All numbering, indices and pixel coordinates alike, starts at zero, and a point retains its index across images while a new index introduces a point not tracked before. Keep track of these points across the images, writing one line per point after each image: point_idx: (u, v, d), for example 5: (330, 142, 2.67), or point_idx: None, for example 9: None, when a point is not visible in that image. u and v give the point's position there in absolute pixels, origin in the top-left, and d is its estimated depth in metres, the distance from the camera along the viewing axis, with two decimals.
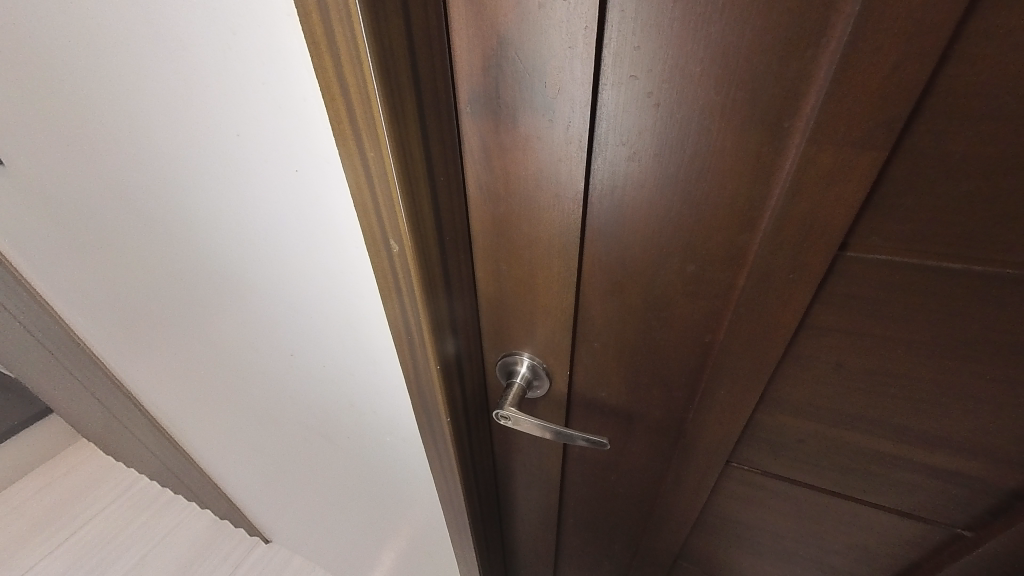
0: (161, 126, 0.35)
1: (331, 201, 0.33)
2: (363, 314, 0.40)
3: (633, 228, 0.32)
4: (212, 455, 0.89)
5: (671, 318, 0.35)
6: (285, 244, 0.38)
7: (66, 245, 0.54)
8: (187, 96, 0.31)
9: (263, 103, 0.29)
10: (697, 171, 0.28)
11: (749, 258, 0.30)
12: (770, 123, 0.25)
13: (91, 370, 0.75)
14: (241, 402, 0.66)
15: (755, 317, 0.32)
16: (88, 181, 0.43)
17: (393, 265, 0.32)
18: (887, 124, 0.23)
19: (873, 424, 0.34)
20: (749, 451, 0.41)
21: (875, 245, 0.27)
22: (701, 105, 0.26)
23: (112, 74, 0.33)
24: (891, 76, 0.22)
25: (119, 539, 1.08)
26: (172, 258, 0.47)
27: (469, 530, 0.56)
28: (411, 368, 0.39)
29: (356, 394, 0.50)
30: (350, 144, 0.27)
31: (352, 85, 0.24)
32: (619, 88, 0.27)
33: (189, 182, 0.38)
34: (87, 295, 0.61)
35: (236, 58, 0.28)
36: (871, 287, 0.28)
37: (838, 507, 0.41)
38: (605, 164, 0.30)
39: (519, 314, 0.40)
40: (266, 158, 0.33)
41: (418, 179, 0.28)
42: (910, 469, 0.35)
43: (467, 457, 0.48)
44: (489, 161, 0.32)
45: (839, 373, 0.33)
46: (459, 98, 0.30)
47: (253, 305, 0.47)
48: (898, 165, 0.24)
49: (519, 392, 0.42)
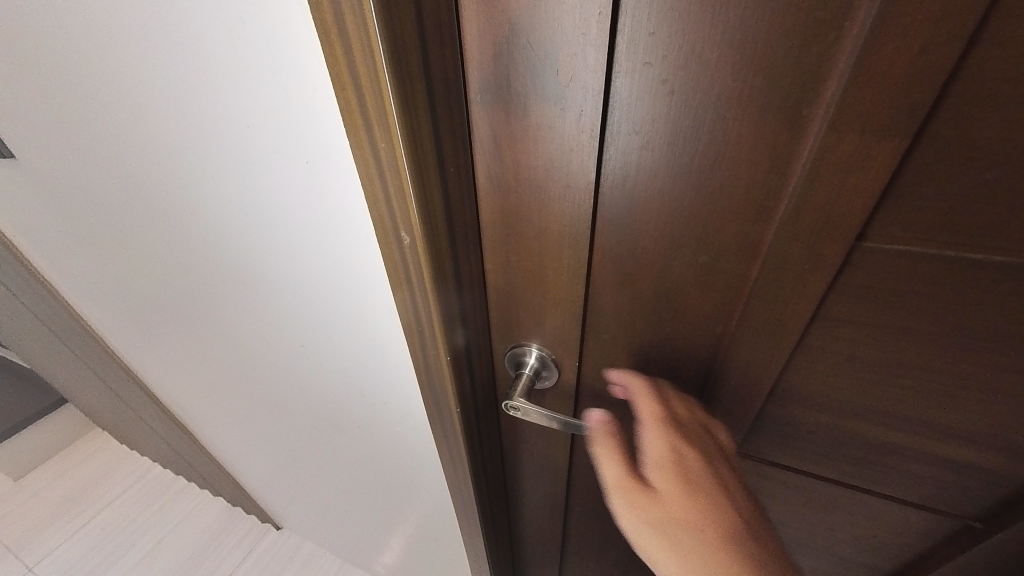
0: (170, 117, 0.35)
1: (341, 193, 0.33)
2: (373, 305, 0.40)
3: (645, 218, 0.32)
4: (224, 443, 0.91)
5: (681, 310, 0.35)
6: (295, 235, 0.38)
7: (78, 237, 0.54)
8: (196, 86, 0.31)
9: (271, 94, 0.29)
10: (712, 160, 0.28)
11: (762, 249, 0.30)
12: (788, 111, 0.25)
13: (105, 360, 0.77)
14: (251, 391, 0.67)
15: (767, 308, 0.32)
16: (99, 175, 0.44)
17: (403, 256, 0.32)
18: (908, 112, 0.22)
19: (885, 416, 0.34)
20: (758, 443, 0.41)
21: (893, 235, 0.26)
22: (717, 92, 0.25)
23: (120, 65, 0.33)
24: (915, 61, 0.21)
25: (137, 523, 1.17)
26: (182, 250, 0.48)
27: (478, 517, 0.57)
28: (421, 359, 0.40)
29: (364, 384, 0.51)
30: (361, 135, 0.27)
31: (363, 75, 0.24)
32: (633, 75, 0.26)
33: (198, 173, 0.38)
34: (100, 287, 0.62)
35: (245, 48, 0.28)
36: (888, 278, 0.28)
37: (847, 499, 0.41)
38: (617, 154, 0.30)
39: (528, 306, 0.40)
40: (275, 150, 0.33)
41: (428, 169, 0.28)
42: (920, 461, 0.35)
43: (476, 446, 0.49)
44: (499, 152, 0.32)
45: (852, 365, 0.32)
46: (469, 88, 0.29)
47: (263, 295, 0.48)
48: (919, 154, 0.24)
49: (527, 383, 0.42)
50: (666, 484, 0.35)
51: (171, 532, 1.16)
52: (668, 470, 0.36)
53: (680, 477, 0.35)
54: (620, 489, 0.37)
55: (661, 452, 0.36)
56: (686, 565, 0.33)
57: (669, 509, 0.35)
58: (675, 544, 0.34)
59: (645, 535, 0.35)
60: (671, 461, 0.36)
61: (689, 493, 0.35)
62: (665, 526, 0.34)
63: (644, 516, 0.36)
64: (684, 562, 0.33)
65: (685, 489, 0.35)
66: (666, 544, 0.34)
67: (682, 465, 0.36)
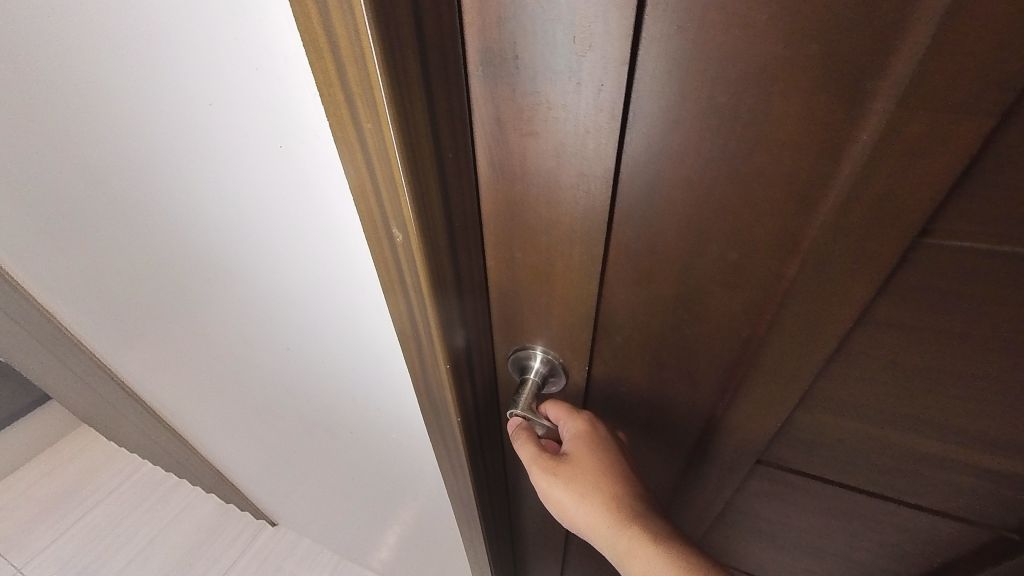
0: (113, 95, 0.30)
1: (324, 183, 0.29)
2: (364, 306, 0.37)
3: (669, 211, 0.28)
4: (213, 443, 0.88)
5: (704, 311, 0.32)
6: (273, 230, 0.34)
7: (26, 232, 0.48)
8: (140, 56, 0.26)
9: (233, 64, 0.25)
10: (750, 144, 0.24)
11: (803, 245, 0.26)
12: (847, 85, 0.21)
13: (77, 362, 0.72)
14: (237, 393, 0.63)
15: (803, 310, 0.29)
16: (37, 166, 0.38)
17: (396, 255, 0.28)
18: (1002, 83, 0.19)
19: (926, 425, 0.31)
20: (781, 450, 0.38)
21: (960, 230, 0.23)
22: (761, 66, 0.22)
23: (44, 31, 0.27)
24: (1017, 21, 0.17)
25: (129, 522, 1.15)
26: (149, 246, 0.43)
27: (479, 521, 0.55)
28: (417, 364, 0.36)
29: (358, 387, 0.48)
30: (343, 116, 0.23)
31: (343, 42, 0.20)
32: (664, 42, 0.22)
33: (156, 161, 0.34)
34: (62, 285, 0.57)
35: (199, 10, 0.23)
36: (949, 280, 0.25)
37: (874, 507, 0.39)
38: (640, 137, 0.26)
39: (535, 306, 0.36)
40: (244, 132, 0.28)
41: (423, 157, 0.24)
42: (958, 471, 0.33)
43: (478, 451, 0.46)
44: (505, 135, 0.28)
45: (894, 372, 0.29)
46: (470, 56, 0.25)
47: (243, 295, 0.44)
48: (1006, 136, 0.20)
49: (532, 389, 0.39)
50: (579, 462, 0.38)
51: (162, 531, 1.14)
52: (580, 443, 0.39)
53: (590, 447, 0.39)
54: (535, 459, 0.39)
55: (575, 428, 0.39)
56: (591, 516, 0.37)
57: (580, 475, 0.38)
58: (584, 501, 0.38)
59: (558, 494, 0.39)
60: (586, 439, 0.39)
61: (597, 461, 0.38)
62: (574, 488, 0.38)
63: (556, 481, 0.38)
64: (590, 515, 0.38)
65: (596, 460, 0.38)
66: (576, 502, 0.38)
67: (593, 438, 0.39)
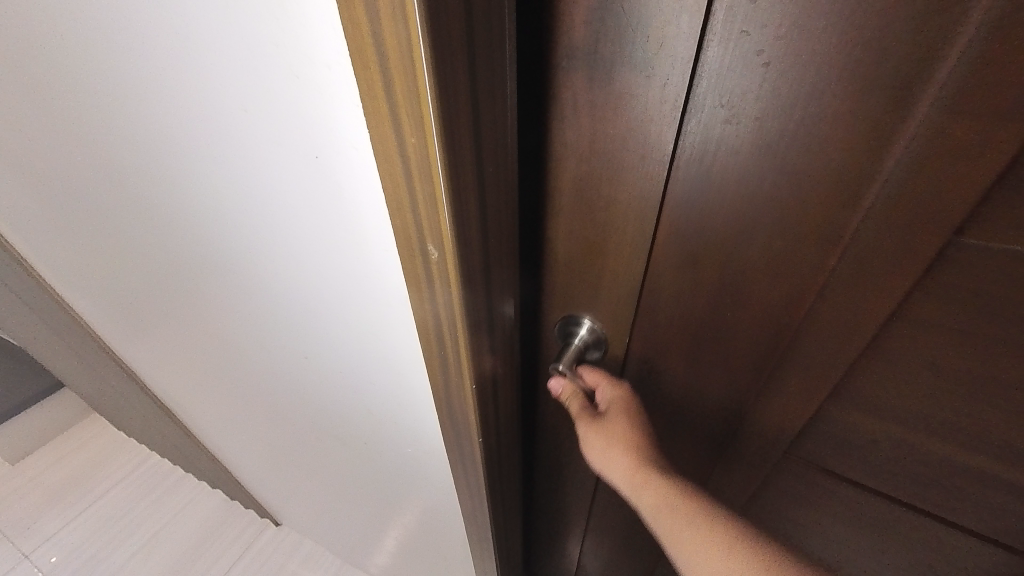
0: (149, 98, 0.29)
1: (357, 196, 0.28)
2: (387, 319, 0.36)
3: (714, 206, 0.28)
4: (222, 441, 0.88)
5: (740, 305, 0.32)
6: (300, 238, 0.33)
7: (47, 222, 0.48)
8: (177, 58, 0.26)
9: (273, 72, 0.24)
10: (801, 141, 0.24)
11: (843, 240, 0.26)
12: (896, 91, 0.21)
13: (94, 353, 0.72)
14: (250, 394, 0.63)
15: (841, 308, 0.29)
16: (69, 163, 0.38)
17: (428, 269, 0.27)
18: None
19: (968, 438, 0.30)
20: (810, 452, 0.38)
21: (1000, 231, 0.23)
22: (826, 69, 0.22)
23: (87, 29, 0.27)
24: None
25: (135, 512, 1.16)
26: (171, 247, 0.43)
27: (492, 537, 0.53)
28: (440, 381, 0.35)
29: (375, 398, 0.47)
30: (386, 127, 0.22)
31: (392, 52, 0.19)
32: (726, 45, 0.23)
33: (186, 164, 0.33)
34: (83, 280, 0.57)
35: (244, 17, 0.22)
36: (991, 284, 0.24)
37: (904, 520, 0.38)
38: (697, 129, 0.26)
39: (571, 296, 0.37)
40: (278, 141, 0.27)
41: (466, 168, 0.23)
42: (1001, 491, 0.32)
43: (495, 471, 0.44)
44: (567, 122, 0.28)
45: (935, 374, 0.29)
46: (540, 45, 0.26)
47: (262, 299, 0.43)
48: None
49: (575, 353, 0.38)
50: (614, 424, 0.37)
51: (167, 524, 1.14)
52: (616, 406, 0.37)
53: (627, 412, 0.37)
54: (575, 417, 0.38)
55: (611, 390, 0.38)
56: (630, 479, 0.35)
57: (616, 435, 0.36)
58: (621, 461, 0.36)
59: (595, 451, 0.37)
60: (623, 404, 0.37)
61: (633, 422, 0.37)
62: (611, 447, 0.36)
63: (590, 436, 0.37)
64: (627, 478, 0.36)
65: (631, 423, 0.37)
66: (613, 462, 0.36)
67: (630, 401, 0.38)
